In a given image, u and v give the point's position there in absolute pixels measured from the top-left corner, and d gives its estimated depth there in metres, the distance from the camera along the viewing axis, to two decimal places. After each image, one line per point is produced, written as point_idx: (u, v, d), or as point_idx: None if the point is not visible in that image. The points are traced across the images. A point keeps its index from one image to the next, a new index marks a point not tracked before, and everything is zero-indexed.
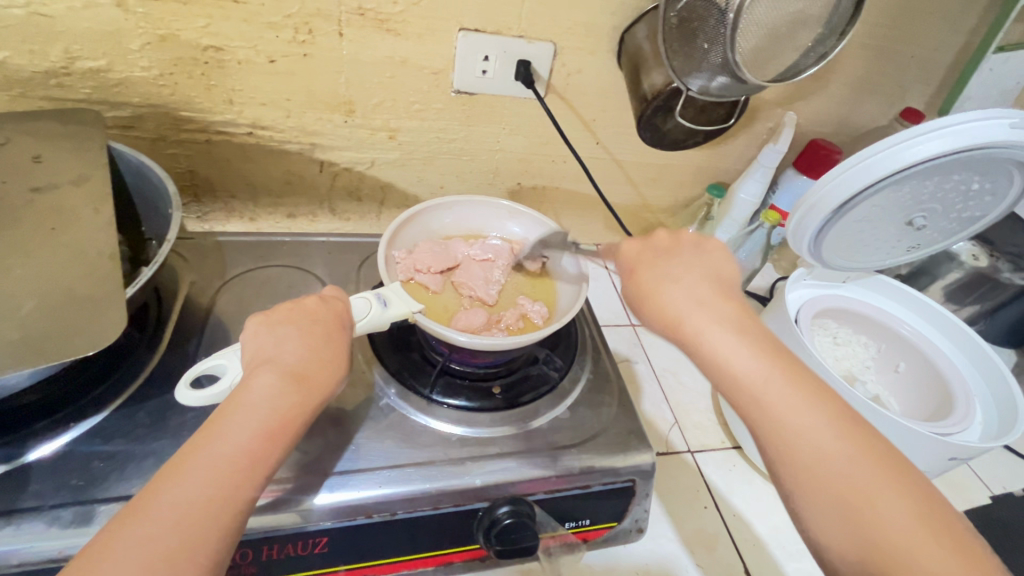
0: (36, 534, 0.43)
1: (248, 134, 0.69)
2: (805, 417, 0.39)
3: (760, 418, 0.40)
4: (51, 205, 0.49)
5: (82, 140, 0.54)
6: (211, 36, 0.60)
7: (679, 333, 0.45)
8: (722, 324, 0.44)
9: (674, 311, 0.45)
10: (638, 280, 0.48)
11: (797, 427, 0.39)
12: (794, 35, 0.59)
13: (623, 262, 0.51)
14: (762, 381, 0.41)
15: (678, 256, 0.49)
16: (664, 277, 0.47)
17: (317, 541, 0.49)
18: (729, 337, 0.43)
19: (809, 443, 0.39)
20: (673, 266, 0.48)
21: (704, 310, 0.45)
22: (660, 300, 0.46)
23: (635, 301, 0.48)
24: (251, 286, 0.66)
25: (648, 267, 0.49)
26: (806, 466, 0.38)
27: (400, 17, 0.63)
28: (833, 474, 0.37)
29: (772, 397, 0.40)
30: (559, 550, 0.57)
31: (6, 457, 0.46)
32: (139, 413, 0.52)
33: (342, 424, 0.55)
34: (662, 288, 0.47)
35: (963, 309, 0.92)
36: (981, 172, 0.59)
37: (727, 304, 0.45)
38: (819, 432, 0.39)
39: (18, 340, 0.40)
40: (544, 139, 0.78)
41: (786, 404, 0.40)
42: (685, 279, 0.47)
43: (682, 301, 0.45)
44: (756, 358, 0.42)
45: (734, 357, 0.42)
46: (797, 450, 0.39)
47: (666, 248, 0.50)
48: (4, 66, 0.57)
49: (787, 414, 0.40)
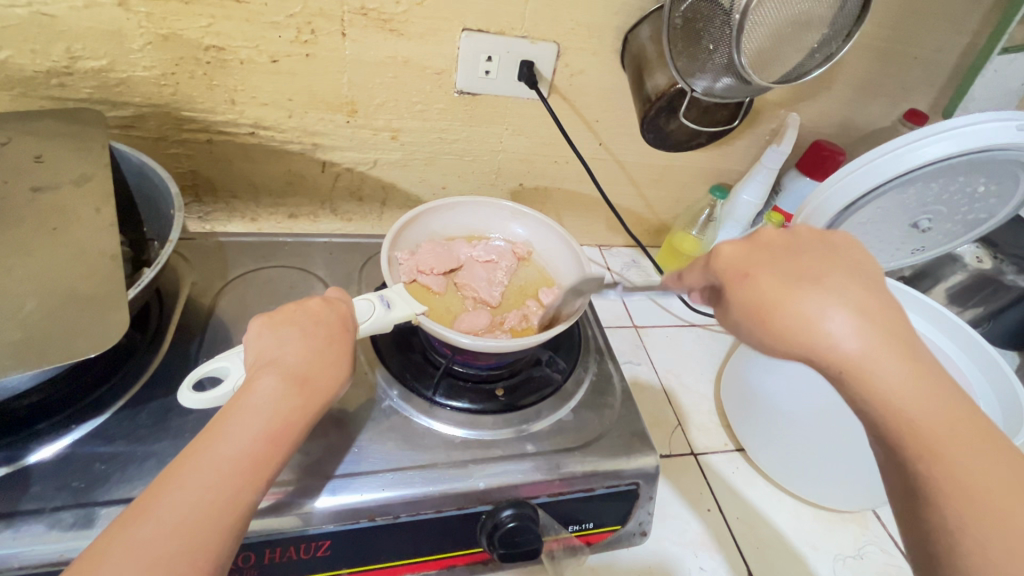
0: (37, 537, 0.43)
1: (250, 134, 0.69)
2: (993, 479, 0.33)
3: (938, 473, 0.33)
4: (52, 205, 0.48)
5: (83, 140, 0.54)
6: (213, 36, 0.60)
7: (833, 356, 0.37)
8: (888, 353, 0.36)
9: (821, 330, 0.37)
10: (761, 286, 0.40)
11: (990, 491, 0.32)
12: (800, 36, 0.59)
13: (728, 265, 0.42)
14: (945, 429, 0.34)
15: (802, 259, 0.41)
16: (800, 282, 0.39)
17: (319, 544, 0.48)
18: (901, 370, 0.36)
19: (1010, 514, 0.32)
20: (807, 272, 0.40)
21: (861, 332, 0.37)
22: (795, 313, 0.38)
23: (752, 314, 0.40)
24: (253, 287, 0.66)
25: (771, 271, 0.40)
26: (998, 541, 0.31)
27: (403, 17, 0.62)
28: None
29: (956, 450, 0.34)
30: (562, 554, 0.56)
31: (7, 459, 0.46)
32: (141, 414, 0.52)
33: (345, 426, 0.55)
34: (802, 299, 0.38)
35: (966, 311, 0.92)
36: (987, 174, 0.59)
37: (886, 324, 0.38)
38: (1015, 500, 0.32)
39: (19, 341, 0.40)
40: (547, 140, 0.78)
41: (972, 460, 0.33)
42: (829, 289, 0.39)
43: (830, 318, 0.37)
44: (936, 401, 0.35)
45: (910, 397, 0.35)
46: (987, 519, 0.32)
47: (787, 248, 0.42)
48: (6, 66, 0.57)
49: (973, 474, 0.33)
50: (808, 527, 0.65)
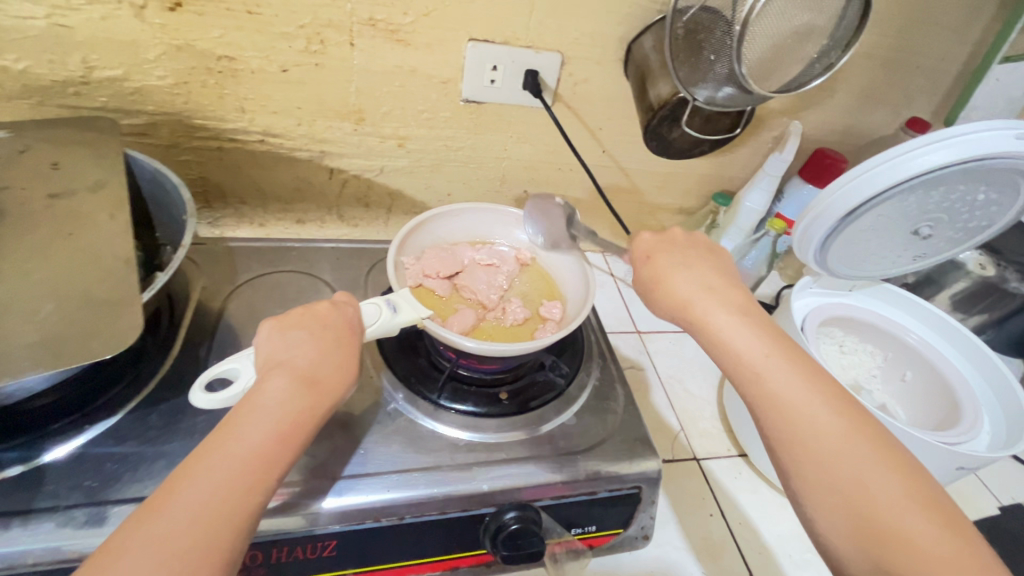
0: (51, 535, 0.44)
1: (260, 142, 0.71)
2: (801, 392, 0.42)
3: (759, 393, 0.43)
4: (69, 211, 0.50)
5: (99, 148, 0.55)
6: (225, 46, 0.61)
7: (687, 314, 0.48)
8: (726, 307, 0.47)
9: (680, 295, 0.49)
10: (648, 263, 0.52)
11: (795, 402, 0.42)
12: (799, 46, 0.59)
13: (636, 250, 0.54)
14: (763, 357, 0.44)
15: (683, 248, 0.54)
16: (677, 264, 0.51)
17: (324, 545, 0.49)
18: (733, 318, 0.47)
19: (800, 412, 0.41)
20: (685, 256, 0.52)
21: (710, 295, 0.48)
22: (663, 284, 0.50)
23: (641, 287, 0.52)
24: (262, 291, 0.67)
25: (658, 254, 0.53)
26: (799, 436, 0.41)
27: (409, 27, 0.64)
28: (826, 443, 0.40)
29: (774, 374, 0.43)
30: (564, 557, 0.56)
31: (22, 458, 0.47)
32: (152, 415, 0.53)
33: (351, 428, 0.56)
34: (667, 274, 0.51)
35: (970, 318, 0.92)
36: (988, 183, 0.59)
37: (728, 292, 0.49)
38: (813, 406, 0.41)
39: (38, 343, 0.41)
40: (551, 147, 0.79)
41: (784, 378, 0.43)
42: (689, 268, 0.51)
43: (689, 286, 0.49)
44: (758, 339, 0.45)
45: (739, 337, 0.45)
46: (793, 422, 0.41)
47: (670, 241, 0.55)
48: (25, 75, 0.58)
49: (786, 390, 0.42)
50: None
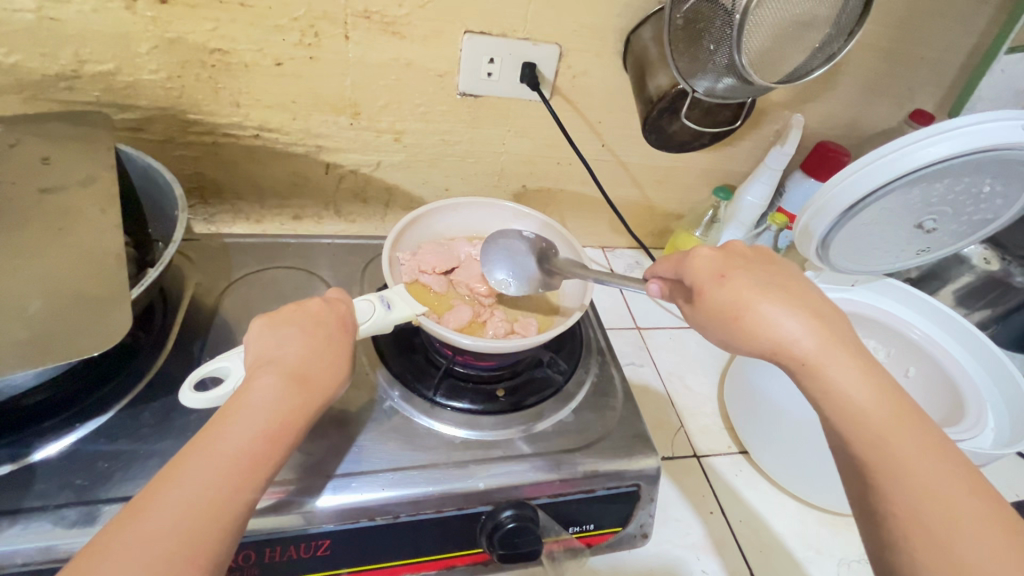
0: (41, 534, 0.43)
1: (255, 137, 0.70)
2: (929, 464, 0.37)
3: (878, 457, 0.38)
4: (59, 207, 0.49)
5: (91, 143, 0.55)
6: (218, 39, 0.60)
7: (789, 353, 0.43)
8: (837, 351, 0.42)
9: (778, 330, 0.43)
10: (733, 286, 0.45)
11: (920, 475, 0.37)
12: (801, 35, 0.58)
13: (701, 271, 0.47)
14: (886, 416, 0.39)
15: (771, 271, 0.47)
16: (765, 290, 0.45)
17: (319, 544, 0.49)
18: (847, 362, 0.41)
19: (938, 493, 0.36)
20: (776, 282, 0.46)
21: (816, 333, 0.43)
22: (757, 314, 0.44)
23: (722, 316, 0.45)
24: (257, 288, 0.67)
25: (743, 276, 0.46)
26: (922, 515, 0.35)
27: (405, 20, 0.63)
28: (960, 530, 0.35)
29: (898, 437, 0.38)
30: (563, 555, 0.56)
31: (12, 456, 0.47)
32: (144, 413, 0.52)
33: (346, 426, 0.55)
34: (760, 302, 0.44)
35: (974, 313, 0.91)
36: (994, 174, 0.58)
37: (835, 329, 0.43)
38: (941, 482, 0.36)
39: (25, 340, 0.40)
40: (550, 141, 0.78)
41: (910, 446, 0.38)
42: (789, 297, 0.44)
43: (788, 321, 0.43)
44: (877, 395, 0.40)
45: (855, 388, 0.40)
46: (916, 496, 0.36)
47: (756, 261, 0.48)
48: (16, 69, 0.58)
49: (912, 459, 0.37)
50: (811, 531, 0.64)
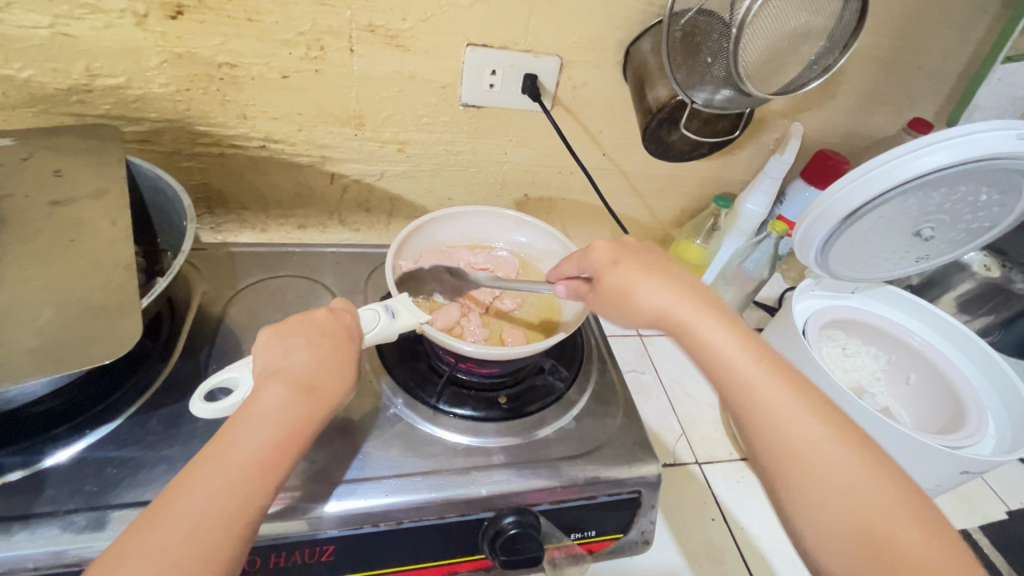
0: (52, 539, 0.44)
1: (261, 148, 0.71)
2: (790, 404, 0.42)
3: (752, 404, 0.43)
4: (70, 218, 0.50)
5: (102, 155, 0.56)
6: (226, 54, 0.62)
7: (668, 323, 0.48)
8: (706, 313, 0.47)
9: (658, 304, 0.49)
10: (624, 271, 0.51)
11: (777, 409, 0.42)
12: (798, 47, 0.59)
13: (599, 258, 0.53)
14: (749, 364, 0.44)
15: (656, 256, 0.53)
16: (645, 271, 0.51)
17: (323, 549, 0.49)
18: (715, 324, 0.47)
19: (795, 425, 0.41)
20: (653, 264, 0.52)
21: (687, 300, 0.48)
22: (642, 291, 0.49)
23: (615, 296, 0.51)
24: (262, 296, 0.68)
25: (632, 261, 0.52)
26: (788, 447, 0.41)
27: (409, 33, 0.64)
28: (814, 456, 0.40)
29: (762, 384, 0.43)
30: (564, 561, 0.56)
31: (23, 462, 0.48)
32: (152, 420, 0.53)
33: (351, 434, 0.56)
34: (642, 282, 0.50)
35: (975, 320, 0.91)
36: (989, 183, 0.59)
37: (704, 297, 0.49)
38: (800, 415, 0.42)
39: (37, 349, 0.41)
40: (551, 151, 0.79)
41: (770, 384, 0.43)
42: (666, 277, 0.50)
43: (665, 295, 0.49)
44: (742, 345, 0.45)
45: (723, 346, 0.45)
46: (778, 430, 0.41)
47: (642, 248, 0.54)
48: (29, 84, 0.59)
49: (774, 401, 0.42)
50: None
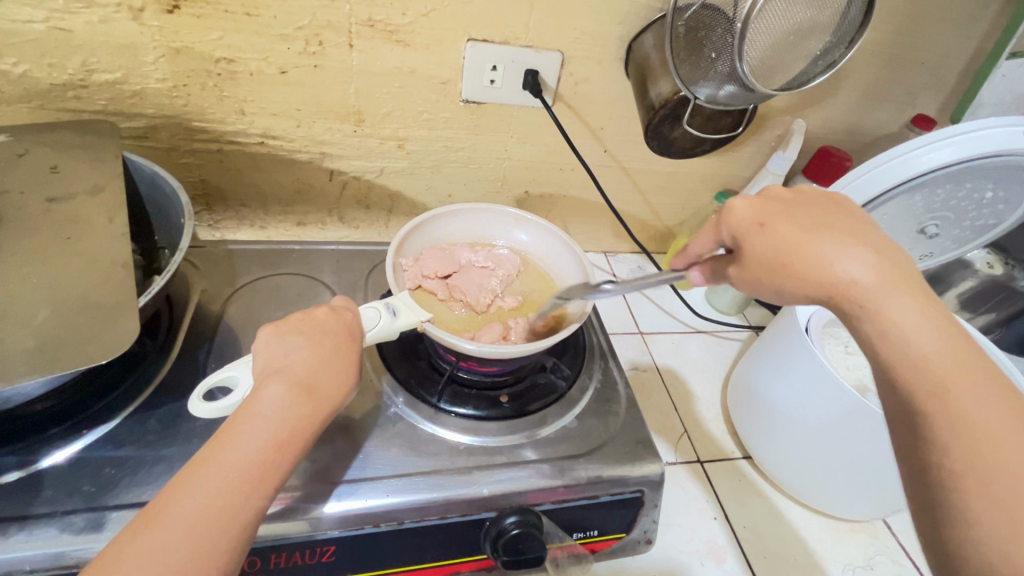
0: (49, 540, 0.44)
1: (260, 144, 0.70)
2: (992, 416, 0.33)
3: (939, 408, 0.34)
4: (66, 215, 0.50)
5: (99, 151, 0.55)
6: (224, 48, 0.61)
7: (840, 296, 0.38)
8: (897, 289, 0.37)
9: (833, 272, 0.38)
10: (777, 234, 0.41)
11: (982, 426, 0.33)
12: (803, 42, 0.59)
13: (740, 219, 0.42)
14: (952, 365, 0.34)
15: (821, 212, 0.42)
16: (813, 233, 0.40)
17: (324, 550, 0.49)
18: (908, 301, 0.36)
19: (1009, 452, 0.32)
20: (821, 223, 0.41)
21: (878, 270, 0.37)
22: (808, 257, 0.39)
23: (770, 266, 0.41)
24: (261, 294, 0.67)
25: (790, 221, 0.41)
26: (983, 468, 0.32)
27: (408, 28, 0.63)
28: (1022, 488, 0.31)
29: (962, 385, 0.34)
30: (566, 561, 0.56)
31: (20, 463, 0.47)
32: (150, 419, 0.53)
33: (351, 433, 0.55)
34: (813, 244, 0.39)
35: (978, 317, 0.91)
36: (995, 180, 0.58)
37: (901, 268, 0.38)
38: (1009, 437, 0.32)
39: (34, 348, 0.41)
40: (552, 147, 0.79)
41: (976, 394, 0.34)
42: (845, 238, 0.39)
43: (843, 262, 0.38)
44: (946, 337, 0.35)
45: (917, 333, 0.35)
46: (984, 454, 0.32)
47: (802, 205, 0.43)
48: (24, 79, 0.58)
49: (975, 410, 0.33)
50: (816, 537, 0.64)
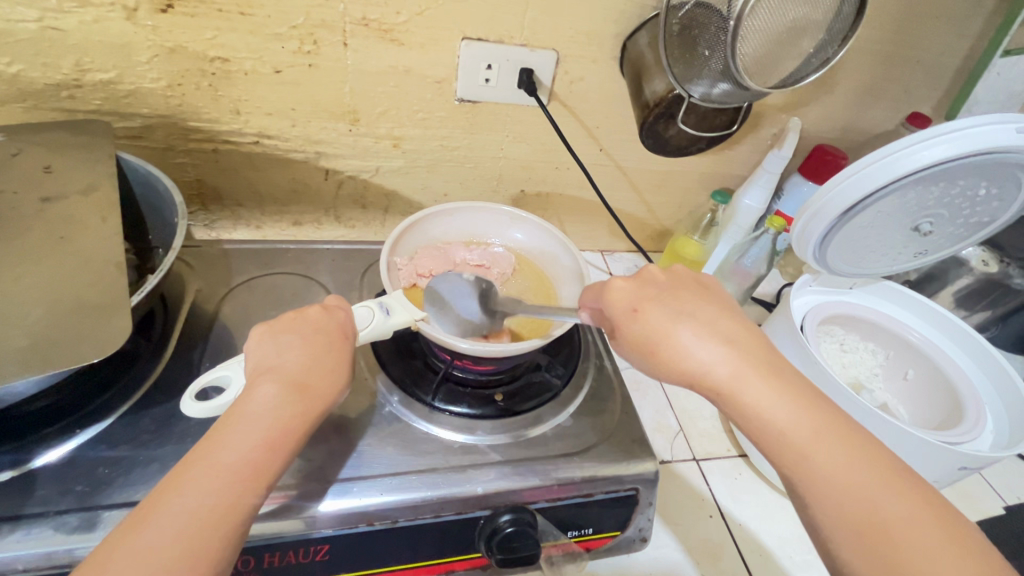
0: (42, 540, 0.44)
1: (255, 143, 0.70)
2: (852, 472, 0.38)
3: (809, 478, 0.38)
4: (60, 214, 0.50)
5: (92, 150, 0.55)
6: (218, 48, 0.61)
7: (706, 385, 0.43)
8: (749, 370, 0.42)
9: (692, 359, 0.43)
10: (647, 320, 0.45)
11: (845, 485, 0.37)
12: (796, 41, 0.59)
13: (618, 304, 0.47)
14: (806, 435, 0.39)
15: (685, 295, 0.47)
16: (675, 317, 0.45)
17: (318, 549, 0.49)
18: (760, 383, 0.41)
19: (868, 505, 0.36)
20: (683, 306, 0.46)
21: (727, 354, 0.42)
22: (671, 346, 0.43)
23: (643, 349, 0.45)
24: (257, 293, 0.67)
25: (657, 306, 0.45)
26: (859, 526, 0.36)
27: (403, 27, 0.63)
28: (887, 537, 0.35)
29: (820, 452, 0.38)
30: (562, 559, 0.56)
31: (14, 462, 0.47)
32: (144, 419, 0.53)
33: (346, 432, 0.55)
34: (676, 332, 0.44)
35: (973, 315, 0.91)
36: (989, 178, 0.58)
37: (749, 350, 0.43)
38: (876, 489, 0.37)
39: (26, 348, 0.41)
40: (548, 146, 0.79)
41: (830, 457, 0.38)
42: (700, 322, 0.44)
43: (699, 348, 0.43)
44: (795, 408, 0.40)
45: (773, 410, 0.40)
46: (850, 510, 0.37)
47: (670, 286, 0.48)
48: (18, 79, 0.58)
49: (835, 470, 0.38)
50: None
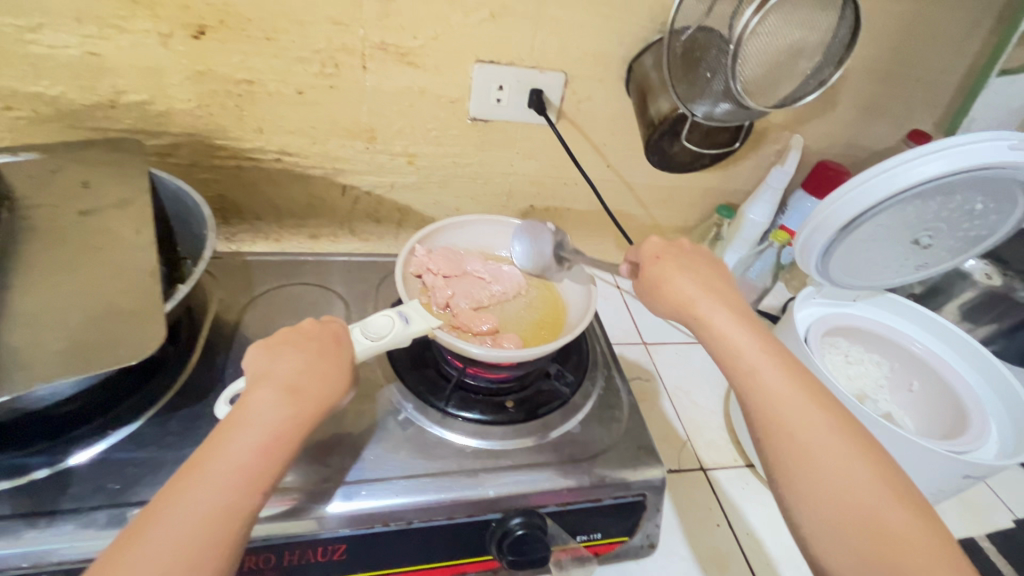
0: (75, 534, 0.46)
1: (276, 160, 0.73)
2: (797, 398, 0.44)
3: (756, 393, 0.45)
4: (96, 227, 0.53)
5: (126, 167, 0.58)
6: (245, 71, 0.64)
7: (690, 313, 0.50)
8: (727, 312, 0.49)
9: (683, 293, 0.51)
10: (662, 265, 0.54)
11: (784, 403, 0.43)
12: (793, 62, 0.61)
13: (646, 252, 0.56)
14: (761, 360, 0.46)
15: (698, 259, 0.55)
16: (678, 266, 0.54)
17: (335, 548, 0.51)
18: (736, 319, 0.49)
19: (802, 425, 0.42)
20: (693, 264, 0.54)
21: (714, 298, 0.51)
22: (673, 282, 0.53)
23: (649, 284, 0.54)
24: (275, 304, 0.70)
25: (673, 258, 0.55)
26: (787, 434, 0.42)
27: (419, 50, 0.67)
28: (815, 449, 0.41)
29: (771, 373, 0.45)
30: (570, 563, 0.57)
31: (49, 460, 0.50)
32: (171, 422, 0.55)
33: (362, 436, 0.57)
34: (675, 275, 0.53)
35: (979, 328, 0.92)
36: (986, 192, 0.60)
37: (738, 302, 0.51)
38: (811, 416, 0.43)
39: (67, 351, 0.43)
40: (557, 163, 0.81)
41: (777, 378, 0.45)
42: (699, 274, 0.53)
43: (690, 287, 0.52)
44: (761, 344, 0.47)
45: (739, 338, 0.48)
46: (783, 423, 0.43)
47: (692, 253, 0.56)
48: (57, 101, 0.62)
49: (778, 389, 0.44)
50: None
